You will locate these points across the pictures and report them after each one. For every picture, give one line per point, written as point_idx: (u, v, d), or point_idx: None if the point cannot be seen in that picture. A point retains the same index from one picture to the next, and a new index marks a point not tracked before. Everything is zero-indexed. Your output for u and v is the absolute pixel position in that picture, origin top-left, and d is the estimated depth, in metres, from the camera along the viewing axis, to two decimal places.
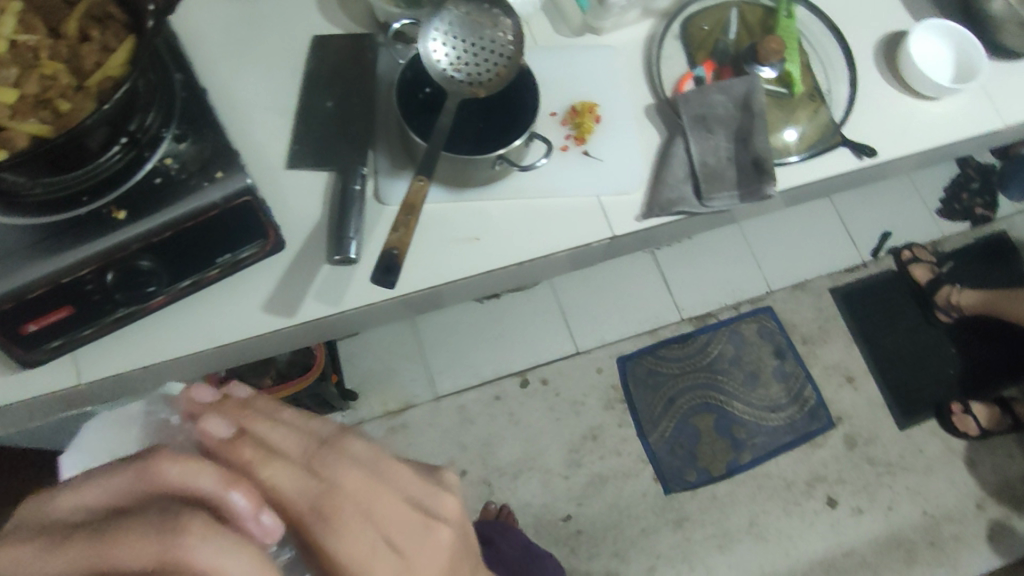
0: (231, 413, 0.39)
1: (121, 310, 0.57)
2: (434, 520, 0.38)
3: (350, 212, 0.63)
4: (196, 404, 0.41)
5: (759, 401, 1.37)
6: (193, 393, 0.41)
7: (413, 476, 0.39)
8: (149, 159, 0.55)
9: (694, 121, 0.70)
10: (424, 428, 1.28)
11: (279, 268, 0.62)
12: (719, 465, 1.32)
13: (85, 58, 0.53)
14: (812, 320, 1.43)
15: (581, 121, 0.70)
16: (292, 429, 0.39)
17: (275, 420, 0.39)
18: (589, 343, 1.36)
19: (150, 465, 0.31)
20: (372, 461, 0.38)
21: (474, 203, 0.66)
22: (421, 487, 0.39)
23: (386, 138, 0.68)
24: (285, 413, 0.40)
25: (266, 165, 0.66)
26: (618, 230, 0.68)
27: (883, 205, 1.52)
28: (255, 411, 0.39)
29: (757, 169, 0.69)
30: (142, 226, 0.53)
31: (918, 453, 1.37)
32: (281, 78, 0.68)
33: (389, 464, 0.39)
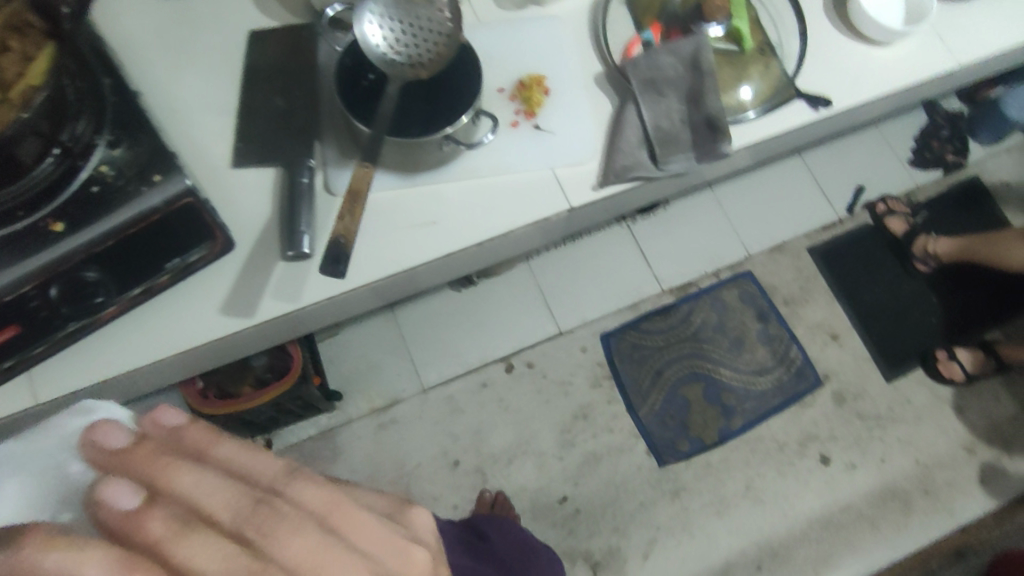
0: (144, 465, 0.32)
1: (71, 325, 0.56)
2: None
3: (299, 205, 0.61)
4: (105, 455, 0.33)
5: (747, 365, 1.37)
6: (98, 437, 0.34)
7: (371, 526, 0.34)
8: (83, 168, 0.54)
9: (644, 85, 0.69)
10: (412, 422, 1.27)
11: (234, 268, 0.61)
12: (711, 433, 1.32)
13: (6, 69, 0.51)
14: (792, 281, 1.43)
15: (530, 94, 0.69)
16: (223, 481, 0.32)
17: (201, 470, 0.32)
18: (571, 323, 1.36)
19: (19, 552, 0.26)
20: (323, 514, 0.33)
21: (428, 185, 0.65)
22: (387, 537, 0.34)
23: (332, 127, 0.66)
24: (219, 450, 0.34)
25: (210, 166, 0.64)
26: (575, 200, 0.67)
27: (854, 160, 1.52)
28: (178, 455, 0.33)
29: (711, 128, 0.68)
30: (84, 237, 0.52)
31: (906, 403, 1.38)
32: (220, 76, 0.67)
33: (345, 517, 0.34)
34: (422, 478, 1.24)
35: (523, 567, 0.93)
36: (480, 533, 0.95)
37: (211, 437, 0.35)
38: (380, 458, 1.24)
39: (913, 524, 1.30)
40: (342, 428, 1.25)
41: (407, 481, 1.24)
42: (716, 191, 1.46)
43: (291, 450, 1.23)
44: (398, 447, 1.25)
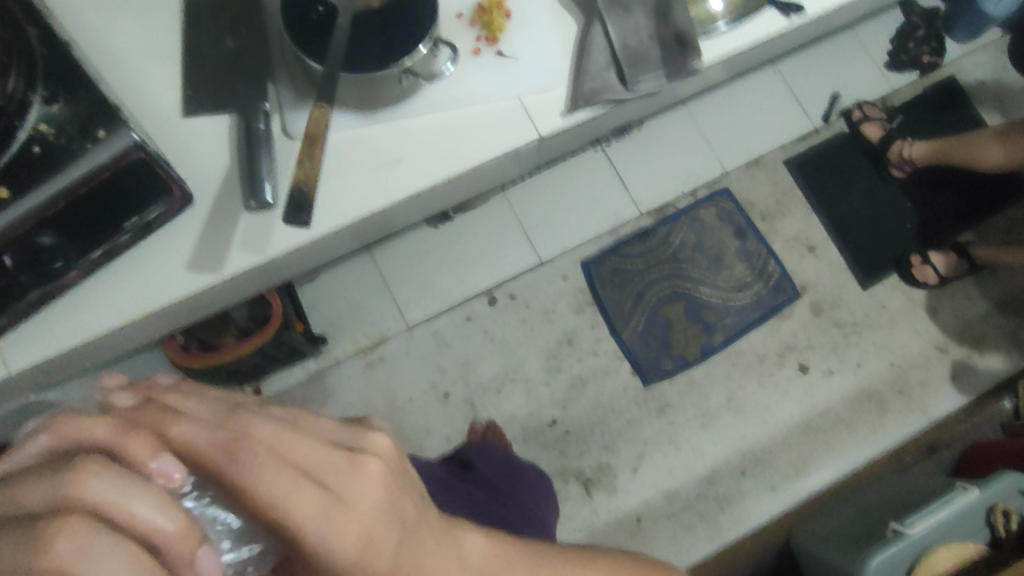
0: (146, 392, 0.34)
1: (32, 294, 0.54)
2: (359, 455, 0.32)
3: (257, 150, 0.59)
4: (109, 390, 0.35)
5: (726, 282, 1.38)
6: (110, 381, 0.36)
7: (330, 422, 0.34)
8: (21, 127, 0.50)
9: (609, 2, 0.66)
10: (400, 360, 1.28)
11: (195, 227, 0.59)
12: (694, 350, 1.35)
13: None
14: (769, 195, 1.43)
15: (491, 18, 0.65)
16: (205, 400, 0.33)
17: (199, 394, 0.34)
18: (551, 252, 1.35)
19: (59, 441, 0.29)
20: (291, 416, 0.33)
21: (391, 122, 0.63)
22: (343, 433, 0.33)
23: (284, 68, 0.63)
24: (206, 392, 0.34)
25: (157, 114, 0.61)
26: (544, 129, 0.65)
27: (830, 66, 1.48)
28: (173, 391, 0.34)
29: (680, 43, 0.66)
30: (32, 201, 0.50)
31: (882, 309, 1.41)
32: (159, 17, 0.63)
33: (308, 416, 0.33)
34: (414, 413, 1.27)
35: (516, 491, 0.95)
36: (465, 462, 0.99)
37: (193, 390, 0.34)
38: (371, 396, 1.26)
39: (888, 423, 1.36)
40: (330, 371, 1.26)
41: (400, 417, 1.26)
42: (691, 108, 1.43)
43: (281, 396, 1.24)
44: (388, 385, 1.27)
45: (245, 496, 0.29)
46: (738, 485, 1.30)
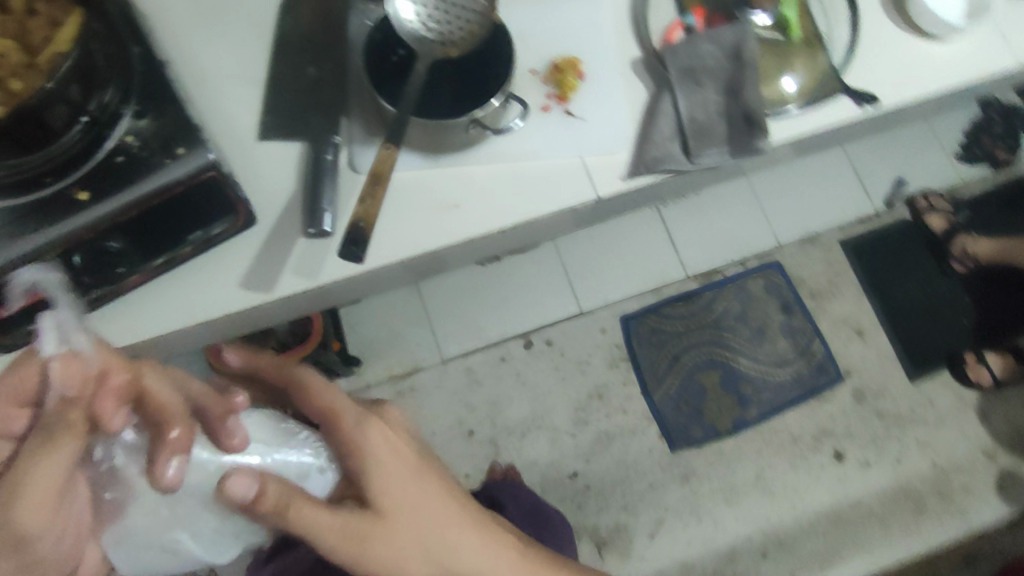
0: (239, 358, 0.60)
1: (95, 292, 0.57)
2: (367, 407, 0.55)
3: (323, 181, 0.61)
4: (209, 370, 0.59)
5: (767, 357, 1.35)
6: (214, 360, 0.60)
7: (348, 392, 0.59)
8: (109, 137, 0.54)
9: (681, 74, 0.67)
10: (430, 391, 1.28)
11: (255, 246, 0.61)
12: (726, 421, 1.32)
13: (35, 33, 0.51)
14: (821, 273, 1.40)
15: (563, 78, 0.67)
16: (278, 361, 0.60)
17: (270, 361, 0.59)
18: (593, 303, 1.35)
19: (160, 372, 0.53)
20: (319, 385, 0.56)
21: (454, 168, 0.64)
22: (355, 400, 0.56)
23: (359, 105, 0.65)
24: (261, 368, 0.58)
25: (235, 136, 0.64)
26: (603, 191, 0.66)
27: (897, 151, 1.46)
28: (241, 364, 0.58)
29: (749, 122, 0.66)
30: (106, 208, 0.52)
31: (929, 405, 1.35)
32: (250, 47, 0.67)
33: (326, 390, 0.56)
34: (436, 446, 1.26)
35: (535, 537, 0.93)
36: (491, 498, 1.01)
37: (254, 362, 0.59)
38: None
39: (924, 525, 1.29)
40: (360, 393, 1.27)
41: None
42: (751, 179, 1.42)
43: None
44: (414, 415, 1.27)
45: (308, 395, 0.54)
46: (758, 568, 1.25)
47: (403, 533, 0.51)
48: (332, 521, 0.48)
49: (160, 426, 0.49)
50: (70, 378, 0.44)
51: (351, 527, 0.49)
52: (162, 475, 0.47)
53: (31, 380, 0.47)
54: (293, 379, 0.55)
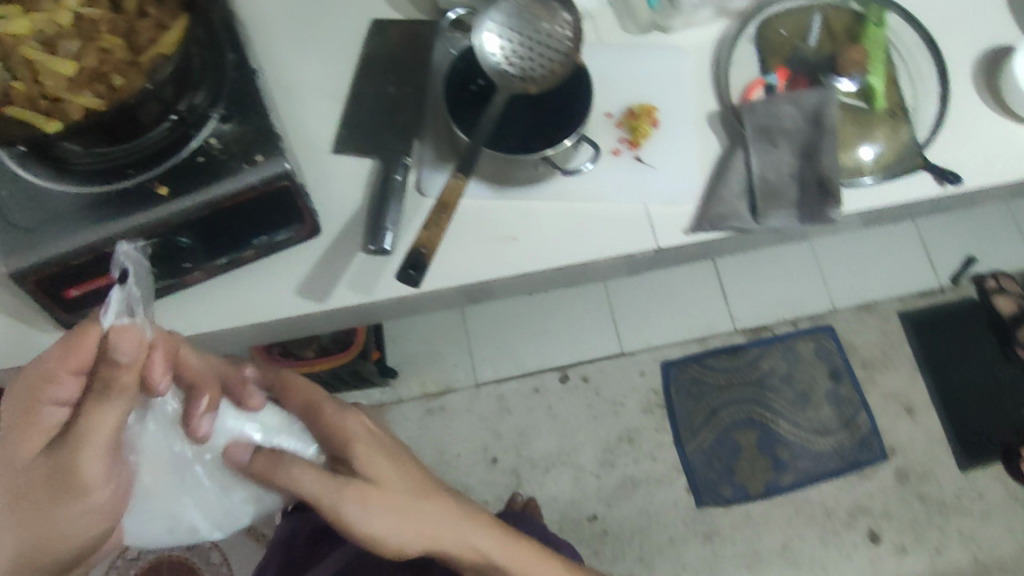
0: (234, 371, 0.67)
1: (159, 282, 0.58)
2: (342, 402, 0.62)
3: (388, 200, 0.62)
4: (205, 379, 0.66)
5: (808, 423, 1.31)
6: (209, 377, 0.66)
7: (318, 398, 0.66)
8: (194, 137, 0.56)
9: (757, 133, 0.66)
10: (460, 413, 1.28)
11: (314, 255, 0.62)
12: (758, 484, 1.28)
13: (142, 34, 0.54)
14: (875, 344, 1.35)
15: (638, 124, 0.67)
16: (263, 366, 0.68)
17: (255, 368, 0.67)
18: (634, 345, 1.33)
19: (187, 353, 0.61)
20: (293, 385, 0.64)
21: (519, 202, 0.65)
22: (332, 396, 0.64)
23: (433, 130, 0.67)
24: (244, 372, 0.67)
25: (310, 147, 0.66)
26: (664, 241, 0.65)
27: (969, 228, 1.41)
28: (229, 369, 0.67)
29: (821, 190, 0.64)
30: (182, 204, 0.54)
31: (976, 496, 1.29)
32: (337, 62, 0.69)
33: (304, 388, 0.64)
34: (459, 468, 1.26)
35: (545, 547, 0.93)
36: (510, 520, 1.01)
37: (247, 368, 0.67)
38: (424, 441, 1.26)
39: None
40: (392, 405, 1.28)
41: (445, 469, 1.25)
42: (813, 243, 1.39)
43: None
44: (442, 434, 1.27)
45: (289, 387, 0.63)
46: None
47: (396, 495, 0.57)
48: (327, 481, 0.54)
49: (192, 390, 0.58)
50: (129, 346, 0.43)
51: (349, 486, 0.55)
52: (197, 428, 0.58)
53: (87, 348, 0.46)
54: (277, 380, 0.64)
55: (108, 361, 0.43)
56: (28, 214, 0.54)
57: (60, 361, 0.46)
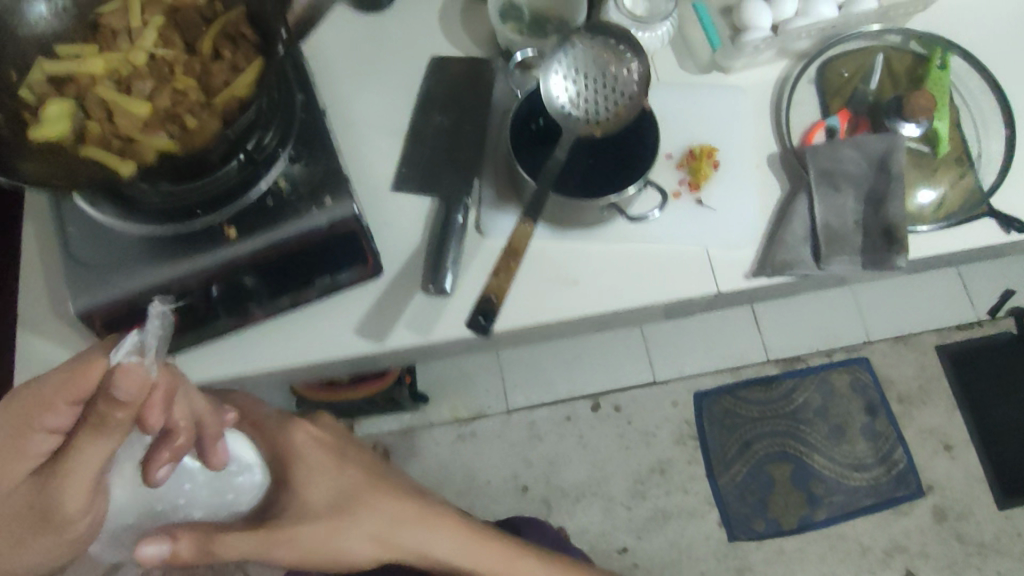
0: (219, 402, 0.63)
1: (221, 322, 0.58)
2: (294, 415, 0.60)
3: (448, 241, 0.62)
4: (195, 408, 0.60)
5: (843, 457, 1.29)
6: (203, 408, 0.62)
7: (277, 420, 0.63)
8: (263, 177, 0.55)
9: (821, 177, 0.65)
10: (490, 439, 1.27)
11: (373, 294, 0.62)
12: (792, 519, 1.26)
13: (216, 75, 0.55)
14: (912, 378, 1.33)
15: (699, 166, 0.66)
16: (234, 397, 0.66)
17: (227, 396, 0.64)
18: (667, 374, 1.32)
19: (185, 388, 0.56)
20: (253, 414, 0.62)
21: (579, 245, 0.64)
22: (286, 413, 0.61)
23: (493, 169, 0.66)
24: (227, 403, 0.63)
25: (370, 185, 0.66)
26: (725, 286, 0.64)
27: (1010, 260, 1.38)
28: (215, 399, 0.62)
29: (886, 236, 0.63)
30: (251, 245, 0.54)
31: (1016, 536, 1.26)
32: (397, 100, 0.70)
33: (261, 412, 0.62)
34: (489, 495, 1.25)
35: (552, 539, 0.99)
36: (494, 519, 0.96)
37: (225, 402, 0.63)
38: (454, 466, 1.26)
39: None
40: (422, 430, 1.27)
41: (475, 497, 1.24)
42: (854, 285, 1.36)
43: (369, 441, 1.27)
44: (472, 460, 1.26)
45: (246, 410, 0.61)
46: None
47: (345, 528, 0.55)
48: (267, 536, 0.52)
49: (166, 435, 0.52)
50: (131, 387, 0.38)
51: (290, 533, 0.53)
52: (156, 473, 0.50)
53: (92, 378, 0.42)
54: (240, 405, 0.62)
55: (107, 395, 0.39)
56: (97, 255, 0.54)
57: (58, 391, 0.42)
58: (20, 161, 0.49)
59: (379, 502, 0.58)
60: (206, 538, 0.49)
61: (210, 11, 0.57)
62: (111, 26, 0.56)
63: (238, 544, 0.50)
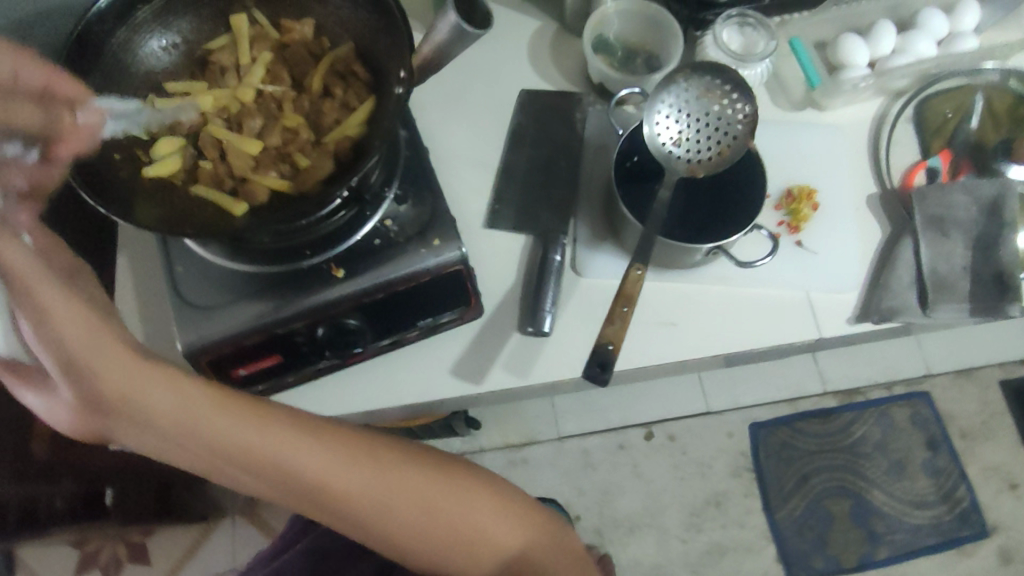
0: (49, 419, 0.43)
1: (323, 362, 0.57)
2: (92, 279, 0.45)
3: (546, 280, 0.60)
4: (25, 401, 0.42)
5: (904, 494, 1.26)
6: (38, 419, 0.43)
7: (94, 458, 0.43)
8: (371, 218, 0.55)
9: (928, 222, 0.63)
10: (542, 466, 1.25)
11: (472, 331, 0.61)
12: (852, 557, 1.23)
13: (327, 114, 0.54)
14: (975, 413, 1.29)
15: (798, 208, 0.65)
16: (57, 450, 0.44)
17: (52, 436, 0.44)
18: (722, 404, 1.29)
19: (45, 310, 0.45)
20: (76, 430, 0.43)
21: (677, 287, 0.63)
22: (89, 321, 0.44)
23: (588, 208, 0.66)
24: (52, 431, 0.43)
25: (464, 221, 0.65)
26: (827, 331, 0.63)
27: None
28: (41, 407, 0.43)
29: (999, 284, 0.62)
30: (358, 286, 0.53)
31: None
32: (487, 133, 0.69)
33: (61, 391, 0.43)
34: None
35: None
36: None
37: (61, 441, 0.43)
38: None
39: None
40: (473, 455, 1.26)
41: None
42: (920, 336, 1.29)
43: None
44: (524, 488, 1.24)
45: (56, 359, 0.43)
46: None
47: (173, 409, 0.40)
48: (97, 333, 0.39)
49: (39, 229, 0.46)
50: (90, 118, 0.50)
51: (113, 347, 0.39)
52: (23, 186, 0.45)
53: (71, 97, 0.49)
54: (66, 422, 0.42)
55: (62, 102, 0.48)
56: (204, 294, 0.54)
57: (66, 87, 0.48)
58: (137, 200, 0.49)
59: (235, 407, 0.41)
60: (31, 278, 0.37)
61: (317, 45, 0.57)
62: (220, 62, 0.56)
63: (65, 329, 0.38)
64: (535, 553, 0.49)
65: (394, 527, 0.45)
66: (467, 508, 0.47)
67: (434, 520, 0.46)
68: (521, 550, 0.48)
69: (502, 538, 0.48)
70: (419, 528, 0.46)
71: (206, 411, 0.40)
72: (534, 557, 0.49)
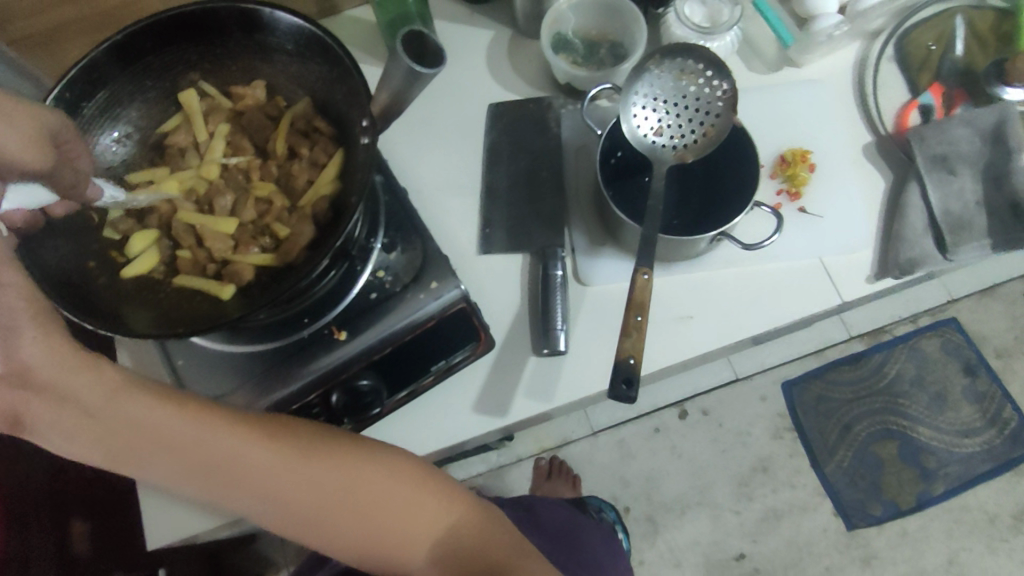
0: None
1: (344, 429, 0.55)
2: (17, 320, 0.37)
3: (551, 297, 0.59)
4: None
5: (950, 425, 1.24)
6: None
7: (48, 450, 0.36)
8: (362, 272, 0.54)
9: (932, 162, 0.61)
10: (582, 464, 1.24)
11: (487, 364, 0.59)
12: (908, 498, 1.22)
13: (297, 176, 0.53)
14: (1006, 331, 1.26)
15: (795, 172, 0.63)
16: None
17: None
18: (749, 369, 1.25)
19: None
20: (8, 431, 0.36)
21: (686, 279, 0.61)
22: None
23: (581, 217, 0.63)
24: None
25: (455, 251, 0.63)
26: (848, 294, 0.61)
27: None
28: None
29: (1016, 214, 0.60)
30: (363, 343, 0.52)
31: None
32: (462, 156, 0.67)
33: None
34: None
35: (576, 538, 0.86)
36: (523, 506, 0.88)
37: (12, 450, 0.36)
38: None
39: None
40: (511, 466, 1.23)
41: None
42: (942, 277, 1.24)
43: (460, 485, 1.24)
44: None
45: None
46: None
47: (81, 389, 0.35)
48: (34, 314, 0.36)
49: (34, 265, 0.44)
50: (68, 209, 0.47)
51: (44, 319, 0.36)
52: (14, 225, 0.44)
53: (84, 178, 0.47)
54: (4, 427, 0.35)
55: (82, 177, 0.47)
56: (211, 383, 0.53)
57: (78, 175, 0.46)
58: (123, 308, 0.47)
59: (144, 388, 0.36)
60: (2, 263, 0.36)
61: (273, 107, 0.55)
62: (178, 144, 0.55)
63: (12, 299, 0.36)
64: (473, 535, 0.42)
65: (332, 523, 0.39)
66: (419, 506, 0.40)
67: (363, 502, 0.39)
68: (464, 534, 0.41)
69: (443, 524, 0.41)
70: (348, 514, 0.39)
71: (114, 394, 0.35)
72: (472, 540, 0.41)
